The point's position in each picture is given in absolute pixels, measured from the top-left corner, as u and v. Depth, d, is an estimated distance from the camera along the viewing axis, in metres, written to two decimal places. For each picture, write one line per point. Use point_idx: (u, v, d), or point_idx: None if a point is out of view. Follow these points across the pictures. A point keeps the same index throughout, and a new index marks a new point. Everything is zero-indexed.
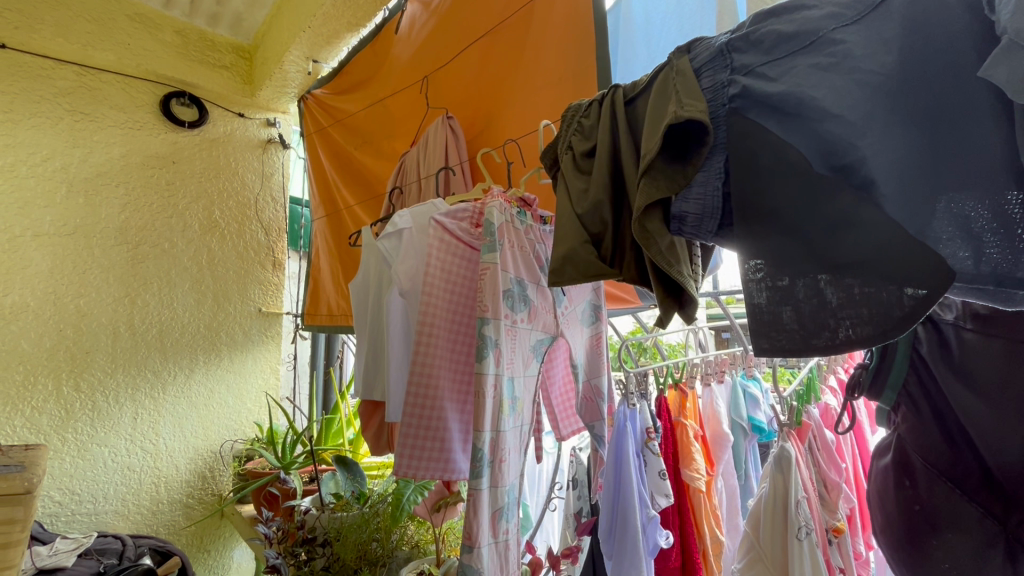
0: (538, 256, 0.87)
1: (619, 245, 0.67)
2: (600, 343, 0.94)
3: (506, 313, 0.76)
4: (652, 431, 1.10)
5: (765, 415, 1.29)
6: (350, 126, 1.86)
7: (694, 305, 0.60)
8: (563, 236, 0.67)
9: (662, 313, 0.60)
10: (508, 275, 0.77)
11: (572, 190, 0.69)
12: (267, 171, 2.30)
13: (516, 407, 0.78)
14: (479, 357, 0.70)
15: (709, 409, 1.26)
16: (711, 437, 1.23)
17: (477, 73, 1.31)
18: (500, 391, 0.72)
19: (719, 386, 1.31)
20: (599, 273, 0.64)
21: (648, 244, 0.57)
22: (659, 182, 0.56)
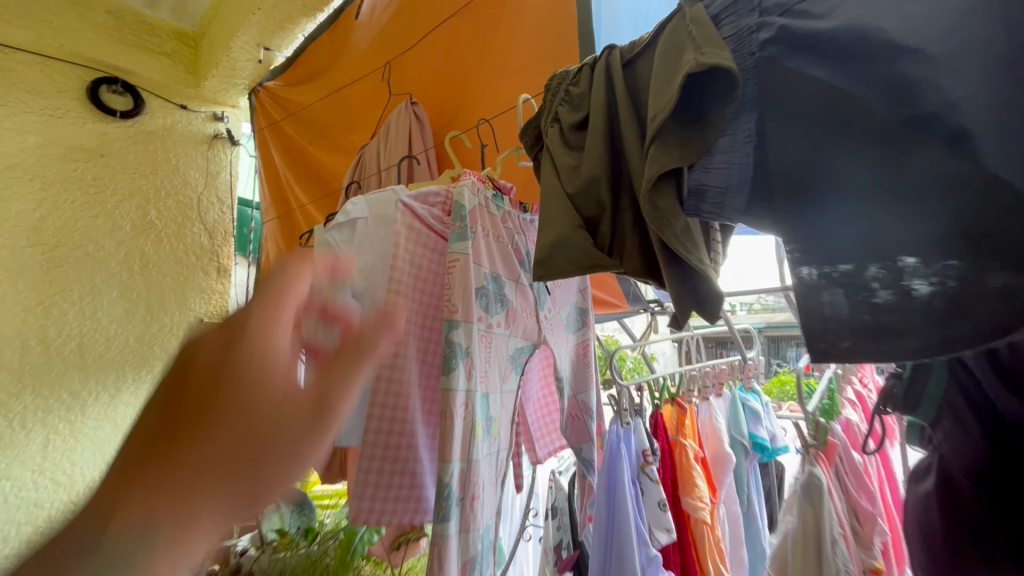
0: (519, 249, 0.74)
1: (617, 232, 0.55)
2: (588, 352, 0.81)
3: (481, 315, 0.63)
4: (649, 453, 0.95)
5: (766, 432, 1.19)
6: (304, 120, 1.71)
7: (719, 296, 0.47)
8: (551, 219, 0.55)
9: (680, 306, 0.48)
10: (483, 271, 0.65)
11: (560, 168, 0.58)
12: (213, 169, 2.10)
13: (491, 430, 0.64)
14: (448, 369, 0.56)
15: (709, 428, 1.15)
16: (712, 459, 1.12)
17: (444, 57, 1.19)
18: (472, 413, 0.59)
19: (718, 400, 1.21)
20: (597, 263, 0.53)
21: (661, 226, 0.47)
22: (669, 146, 0.46)
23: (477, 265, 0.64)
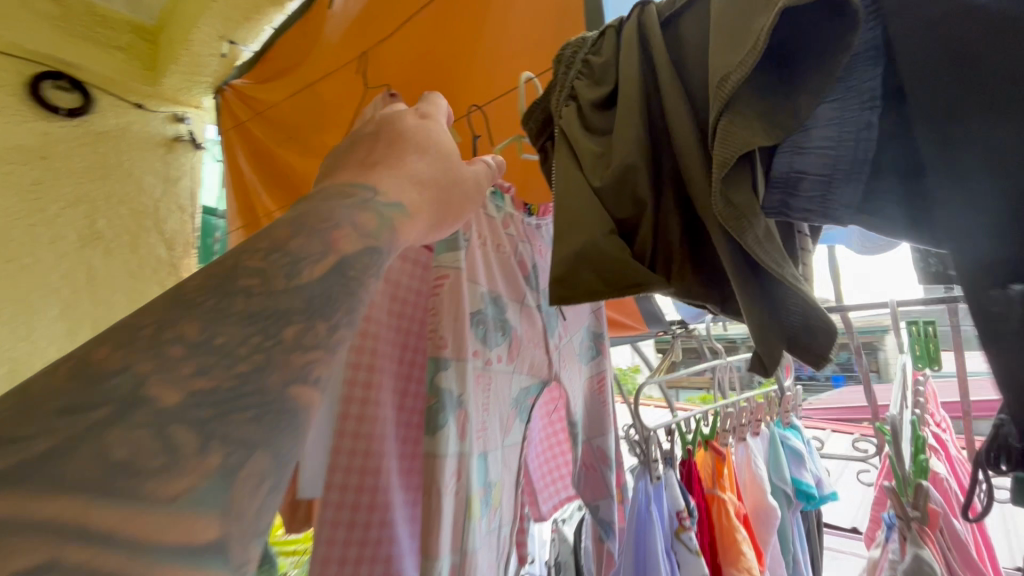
0: (523, 261, 0.60)
1: (660, 240, 0.41)
2: (604, 387, 0.68)
3: (477, 348, 0.49)
4: (685, 515, 0.75)
5: (811, 476, 0.94)
6: (271, 120, 1.54)
7: (831, 330, 0.34)
8: (575, 223, 0.41)
9: (765, 341, 0.34)
10: (480, 291, 0.51)
11: (580, 153, 0.44)
12: (173, 175, 1.68)
13: (491, 499, 0.50)
14: (432, 426, 0.41)
15: (747, 475, 0.89)
16: (752, 512, 0.86)
17: (424, 43, 1.05)
18: (466, 486, 0.44)
19: (756, 439, 0.94)
20: (636, 282, 0.39)
21: (739, 230, 0.33)
22: (745, 120, 0.33)
23: (472, 283, 0.50)
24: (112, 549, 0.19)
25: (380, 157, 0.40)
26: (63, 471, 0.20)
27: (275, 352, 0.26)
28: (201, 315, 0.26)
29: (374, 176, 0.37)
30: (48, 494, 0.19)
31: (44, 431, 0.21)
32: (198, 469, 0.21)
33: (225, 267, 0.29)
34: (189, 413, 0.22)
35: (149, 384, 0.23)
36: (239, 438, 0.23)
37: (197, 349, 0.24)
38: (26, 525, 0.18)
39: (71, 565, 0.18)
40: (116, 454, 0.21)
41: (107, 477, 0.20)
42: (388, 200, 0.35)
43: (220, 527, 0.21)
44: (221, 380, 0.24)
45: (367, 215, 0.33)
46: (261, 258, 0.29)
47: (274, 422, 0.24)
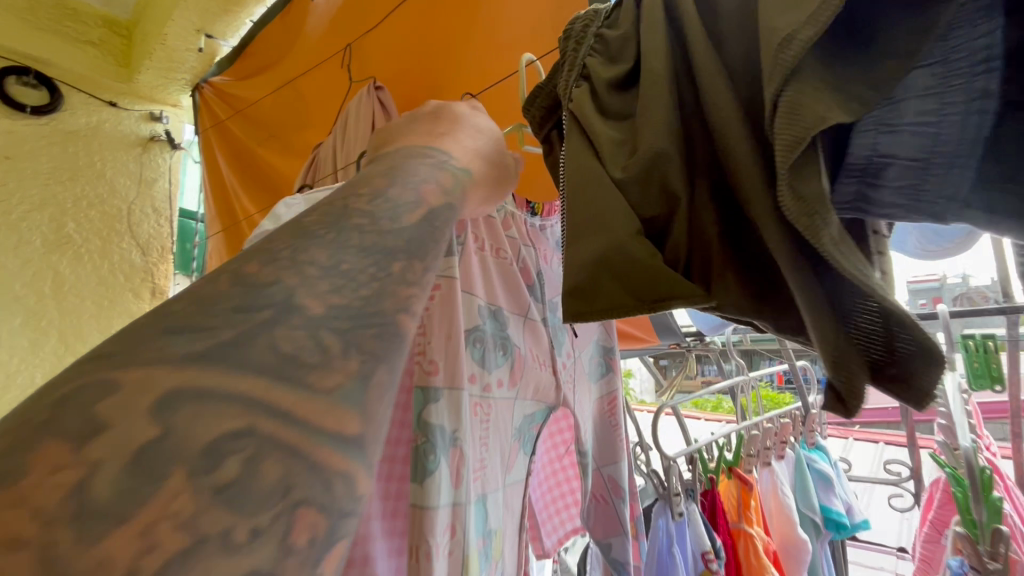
0: (526, 267, 0.56)
1: (696, 243, 0.34)
2: (616, 409, 0.63)
3: (474, 371, 0.46)
4: (713, 558, 0.68)
5: (841, 503, 0.87)
6: (252, 118, 1.39)
7: (937, 358, 0.27)
8: (594, 222, 0.34)
9: (843, 368, 0.28)
10: (478, 304, 0.47)
11: (597, 140, 0.37)
12: (148, 177, 1.51)
13: (492, 550, 0.48)
14: (421, 476, 0.38)
15: (772, 503, 0.82)
16: (781, 547, 0.79)
17: (413, 35, 0.99)
18: (462, 543, 0.41)
19: (783, 464, 0.86)
20: (670, 295, 0.31)
21: (816, 229, 0.26)
22: (814, 92, 0.26)
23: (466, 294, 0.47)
24: (286, 426, 0.21)
25: (443, 128, 0.41)
26: (242, 363, 0.22)
27: (388, 284, 0.27)
28: (327, 244, 0.27)
29: (442, 144, 0.39)
30: (226, 381, 0.21)
31: (222, 324, 0.23)
32: (344, 370, 0.23)
33: (335, 208, 0.30)
34: (330, 324, 0.24)
35: (300, 295, 0.25)
36: (368, 351, 0.24)
37: (332, 270, 0.26)
38: (214, 400, 0.21)
39: (264, 436, 0.21)
40: (284, 349, 0.23)
41: (280, 368, 0.22)
42: (457, 166, 0.38)
43: (355, 426, 0.22)
44: (352, 298, 0.25)
45: (445, 178, 0.36)
46: (367, 202, 0.30)
47: (386, 345, 0.25)
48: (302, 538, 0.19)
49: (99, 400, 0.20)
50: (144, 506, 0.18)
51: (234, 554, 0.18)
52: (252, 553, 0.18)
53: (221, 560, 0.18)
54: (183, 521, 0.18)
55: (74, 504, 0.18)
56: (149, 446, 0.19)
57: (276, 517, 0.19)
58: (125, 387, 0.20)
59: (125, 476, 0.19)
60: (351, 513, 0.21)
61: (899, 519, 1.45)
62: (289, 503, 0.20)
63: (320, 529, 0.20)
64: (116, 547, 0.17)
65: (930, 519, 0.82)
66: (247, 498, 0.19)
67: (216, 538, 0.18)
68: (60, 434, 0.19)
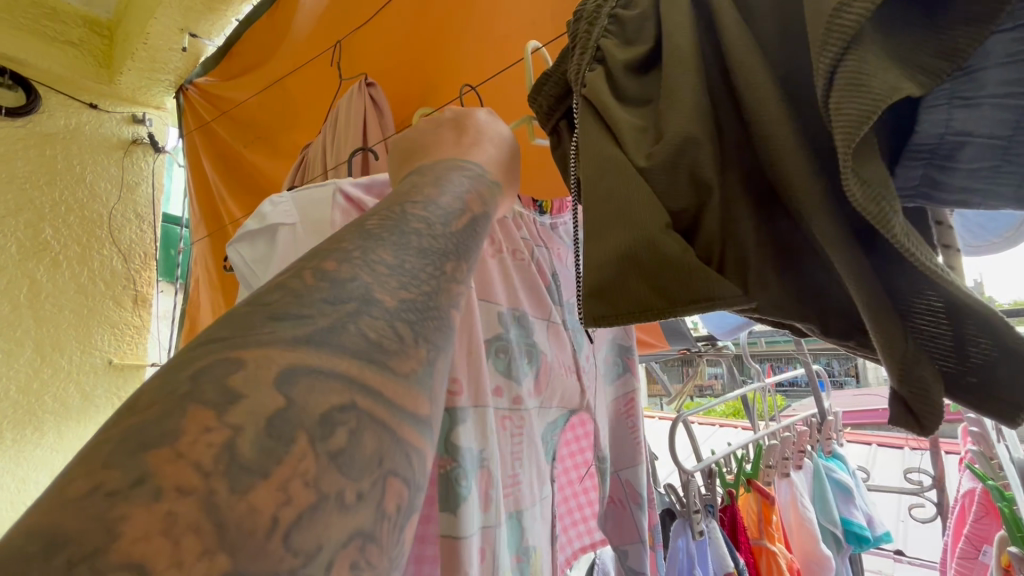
0: (541, 268, 0.55)
1: (730, 238, 0.30)
2: (635, 410, 0.60)
3: (500, 383, 0.46)
4: None
5: (863, 516, 0.85)
6: (240, 120, 1.32)
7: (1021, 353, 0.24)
8: (619, 213, 0.30)
9: (912, 378, 0.25)
10: (500, 312, 0.48)
11: (617, 125, 0.33)
12: (130, 180, 1.42)
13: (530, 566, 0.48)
14: (450, 499, 0.37)
15: (792, 517, 0.79)
16: (804, 564, 0.76)
17: (408, 28, 0.95)
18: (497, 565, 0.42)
19: (802, 475, 0.83)
20: (704, 297, 0.28)
21: (886, 218, 0.23)
22: (877, 61, 0.23)
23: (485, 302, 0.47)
24: (377, 402, 0.19)
25: (477, 133, 0.37)
26: (339, 341, 0.20)
27: (447, 280, 0.25)
28: (387, 242, 0.24)
29: (472, 154, 0.36)
30: (328, 355, 0.19)
31: (313, 308, 0.20)
32: (418, 356, 0.22)
33: (391, 213, 0.27)
34: (407, 311, 0.22)
35: (376, 287, 0.22)
36: (436, 338, 0.23)
37: (397, 265, 0.24)
38: (319, 370, 0.19)
39: (365, 408, 0.19)
40: (371, 335, 0.21)
41: (369, 351, 0.20)
42: (491, 180, 0.34)
43: (427, 408, 0.21)
44: (422, 291, 0.23)
45: (481, 191, 0.32)
46: (420, 208, 0.27)
47: (444, 332, 0.24)
48: (393, 507, 0.18)
49: (226, 372, 0.18)
50: (279, 463, 0.16)
51: (349, 512, 0.17)
52: (359, 514, 0.17)
53: (337, 520, 0.16)
54: (311, 480, 0.16)
55: (220, 457, 0.16)
56: (285, 412, 0.17)
57: (375, 483, 0.18)
58: (248, 361, 0.18)
59: (262, 437, 0.17)
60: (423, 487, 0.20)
61: (896, 517, 1.44)
62: (382, 474, 0.18)
63: (405, 501, 0.19)
64: (257, 501, 0.16)
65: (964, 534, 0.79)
66: (354, 464, 0.18)
67: (333, 498, 0.17)
68: (197, 399, 0.17)
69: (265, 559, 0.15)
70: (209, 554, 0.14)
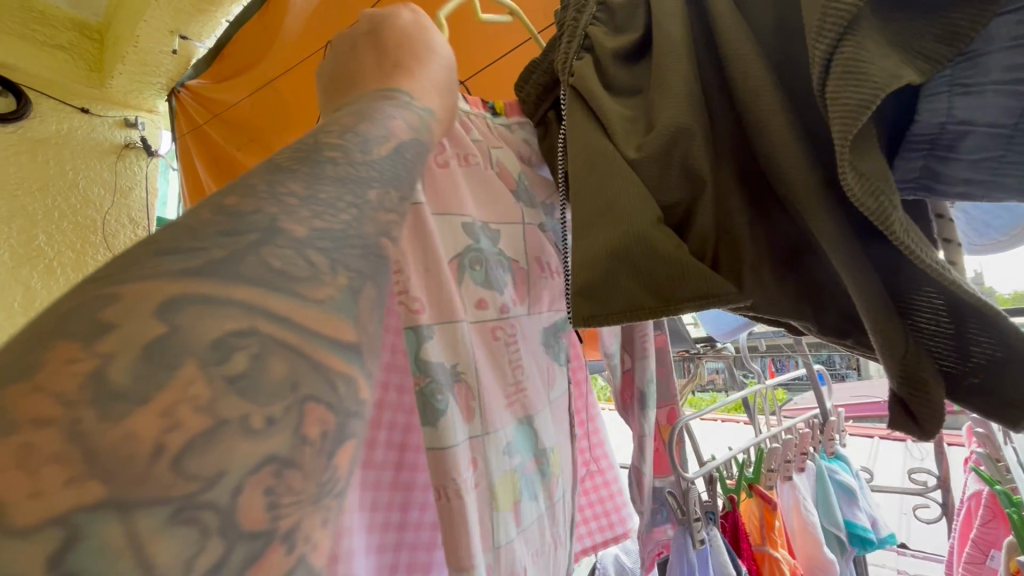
0: (506, 171, 0.39)
1: (724, 235, 0.29)
2: None
3: (483, 296, 0.34)
4: None
5: (866, 518, 0.83)
6: (232, 122, 1.27)
7: None
8: (608, 210, 0.28)
9: (909, 378, 0.24)
10: (468, 222, 0.34)
11: (607, 116, 0.32)
12: (123, 186, 1.30)
13: (549, 467, 0.37)
14: (432, 413, 0.28)
15: (795, 522, 0.77)
16: (806, 568, 0.75)
17: None
18: (489, 473, 0.32)
19: (804, 477, 0.82)
20: (703, 294, 0.26)
21: (888, 207, 0.21)
22: (875, 47, 0.22)
23: (442, 216, 0.34)
24: (287, 329, 0.14)
25: (405, 51, 0.28)
26: (237, 269, 0.14)
27: (375, 209, 0.19)
28: (298, 174, 0.18)
29: (400, 81, 0.26)
30: (219, 281, 0.14)
31: (206, 239, 0.15)
32: (337, 283, 0.16)
33: (302, 142, 0.20)
34: (322, 240, 0.16)
35: (283, 216, 0.16)
36: (363, 267, 0.17)
37: (310, 196, 0.17)
38: (210, 298, 0.14)
39: (270, 334, 0.14)
40: (274, 264, 0.15)
41: (273, 279, 0.15)
42: (428, 109, 0.26)
43: (358, 333, 0.16)
44: (342, 219, 0.17)
45: (413, 120, 0.24)
46: (337, 137, 0.20)
47: (377, 265, 0.18)
48: (315, 436, 0.14)
49: (91, 303, 0.13)
50: (161, 389, 0.12)
51: (256, 437, 0.13)
52: (272, 439, 0.13)
53: (240, 447, 0.12)
54: (203, 405, 0.12)
55: (88, 386, 0.12)
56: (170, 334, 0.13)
57: (289, 409, 0.13)
58: (125, 293, 0.13)
59: (137, 366, 0.12)
60: (361, 409, 0.15)
61: (898, 513, 1.42)
62: (299, 400, 0.14)
63: (332, 427, 0.14)
64: (135, 428, 0.12)
65: (970, 537, 0.77)
66: (260, 389, 0.13)
67: (233, 423, 0.13)
68: (63, 332, 0.12)
69: (145, 487, 0.11)
70: (80, 481, 0.11)
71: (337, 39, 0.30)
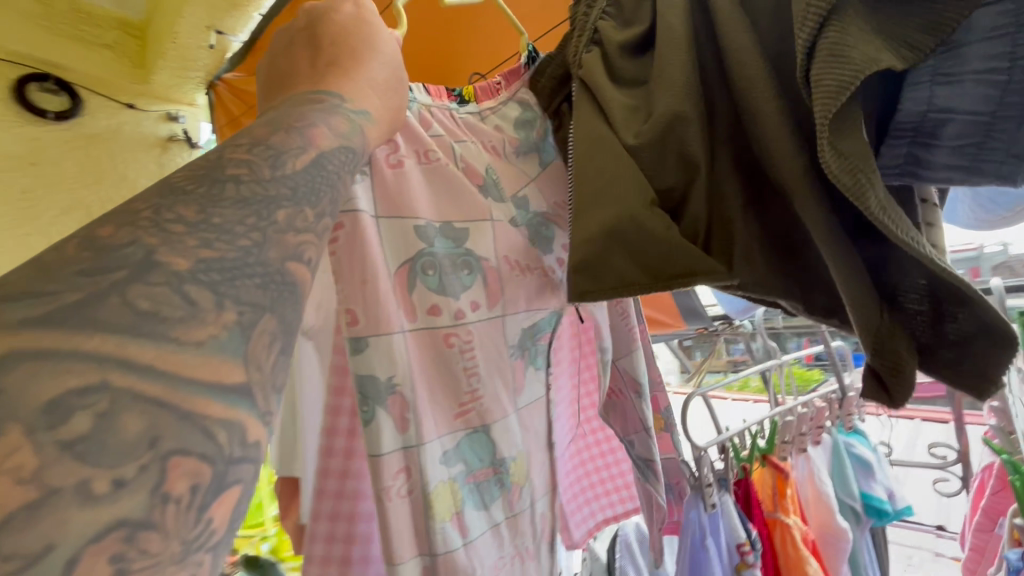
0: (469, 167, 0.41)
1: (717, 218, 0.31)
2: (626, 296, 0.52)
3: (434, 301, 0.36)
4: (748, 547, 0.64)
5: (883, 490, 0.83)
6: None
7: (1008, 340, 0.24)
8: (603, 194, 0.31)
9: (883, 351, 0.26)
10: (420, 225, 0.37)
11: (611, 106, 0.34)
12: None
13: (510, 479, 0.39)
14: (361, 421, 0.32)
15: (809, 491, 0.79)
16: (819, 535, 0.76)
17: None
18: (423, 482, 0.33)
19: (819, 450, 0.83)
20: (689, 270, 0.29)
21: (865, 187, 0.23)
22: (859, 35, 0.23)
23: (394, 219, 0.36)
24: (148, 380, 0.14)
25: (342, 50, 0.28)
26: (92, 315, 0.15)
27: (280, 231, 0.19)
28: (194, 200, 0.18)
29: (336, 81, 0.26)
30: (70, 334, 0.14)
31: (62, 282, 0.15)
32: (223, 321, 0.16)
33: (207, 159, 0.20)
34: (208, 272, 0.17)
35: (162, 248, 0.16)
36: (267, 303, 0.17)
37: (201, 222, 0.18)
38: (50, 354, 0.14)
39: (122, 387, 0.14)
40: (141, 306, 0.15)
41: (136, 324, 0.15)
42: (361, 112, 0.26)
43: (244, 372, 0.16)
44: (239, 245, 0.18)
45: (343, 126, 0.24)
46: (245, 151, 0.20)
47: (278, 293, 0.18)
48: (180, 489, 0.14)
49: None
50: None
51: (96, 503, 0.13)
52: (119, 502, 0.13)
53: (75, 519, 0.12)
54: (28, 476, 0.12)
55: None
56: None
57: (146, 466, 0.14)
58: None
59: None
60: (245, 456, 0.15)
61: None
62: (159, 456, 0.14)
63: (205, 480, 0.14)
64: None
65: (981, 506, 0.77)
66: (106, 452, 0.13)
67: (69, 489, 0.13)
68: None
69: None
70: None
71: (273, 38, 0.30)
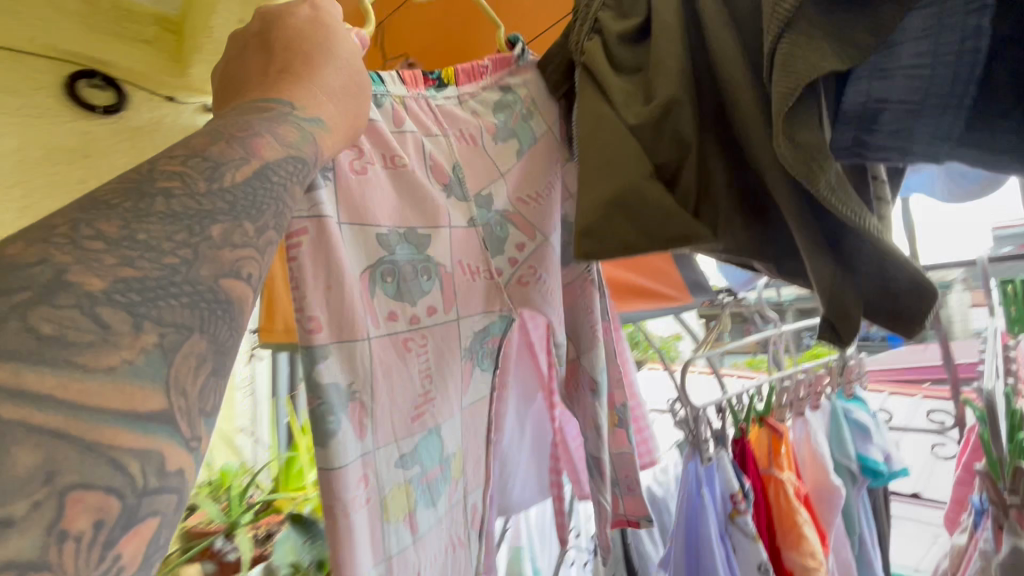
0: (438, 164, 0.39)
1: (704, 190, 0.36)
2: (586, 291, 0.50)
3: (393, 307, 0.35)
4: (741, 497, 0.66)
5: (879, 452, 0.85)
6: None
7: (928, 291, 0.29)
8: (608, 167, 0.36)
9: (836, 303, 0.30)
10: (383, 233, 0.35)
11: (611, 91, 0.38)
12: None
13: (451, 472, 0.40)
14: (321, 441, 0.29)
15: (806, 451, 0.81)
16: (813, 492, 0.79)
17: None
18: (381, 489, 0.34)
19: (816, 414, 0.85)
20: (678, 235, 0.33)
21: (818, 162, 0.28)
22: (808, 42, 0.27)
23: (357, 226, 0.34)
24: (56, 411, 0.13)
25: (297, 53, 0.27)
26: None
27: (215, 246, 0.18)
28: (115, 210, 0.17)
29: (288, 88, 0.25)
30: None
31: None
32: (141, 345, 0.15)
33: (138, 166, 0.19)
34: (123, 291, 0.15)
35: (75, 266, 0.15)
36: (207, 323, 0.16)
37: (123, 237, 0.16)
38: None
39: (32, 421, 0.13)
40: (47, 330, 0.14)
41: (37, 350, 0.14)
42: (314, 120, 0.24)
43: (168, 400, 0.15)
44: (167, 262, 0.16)
45: (290, 135, 0.22)
46: (179, 163, 0.19)
47: (216, 315, 0.17)
48: (80, 526, 0.13)
49: None
50: None
51: None
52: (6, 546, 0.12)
53: None
54: None
55: None
56: None
57: (45, 501, 0.12)
58: None
59: None
60: (163, 485, 0.14)
61: None
62: (56, 493, 0.13)
63: (112, 515, 0.13)
64: None
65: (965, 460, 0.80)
66: None
67: None
68: None
69: None
70: None
71: (228, 40, 0.29)
